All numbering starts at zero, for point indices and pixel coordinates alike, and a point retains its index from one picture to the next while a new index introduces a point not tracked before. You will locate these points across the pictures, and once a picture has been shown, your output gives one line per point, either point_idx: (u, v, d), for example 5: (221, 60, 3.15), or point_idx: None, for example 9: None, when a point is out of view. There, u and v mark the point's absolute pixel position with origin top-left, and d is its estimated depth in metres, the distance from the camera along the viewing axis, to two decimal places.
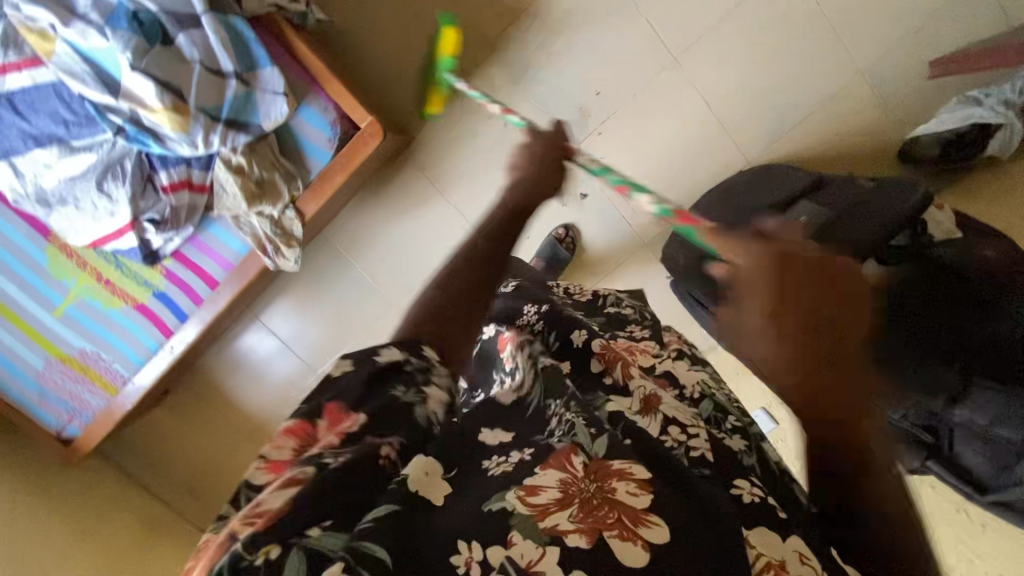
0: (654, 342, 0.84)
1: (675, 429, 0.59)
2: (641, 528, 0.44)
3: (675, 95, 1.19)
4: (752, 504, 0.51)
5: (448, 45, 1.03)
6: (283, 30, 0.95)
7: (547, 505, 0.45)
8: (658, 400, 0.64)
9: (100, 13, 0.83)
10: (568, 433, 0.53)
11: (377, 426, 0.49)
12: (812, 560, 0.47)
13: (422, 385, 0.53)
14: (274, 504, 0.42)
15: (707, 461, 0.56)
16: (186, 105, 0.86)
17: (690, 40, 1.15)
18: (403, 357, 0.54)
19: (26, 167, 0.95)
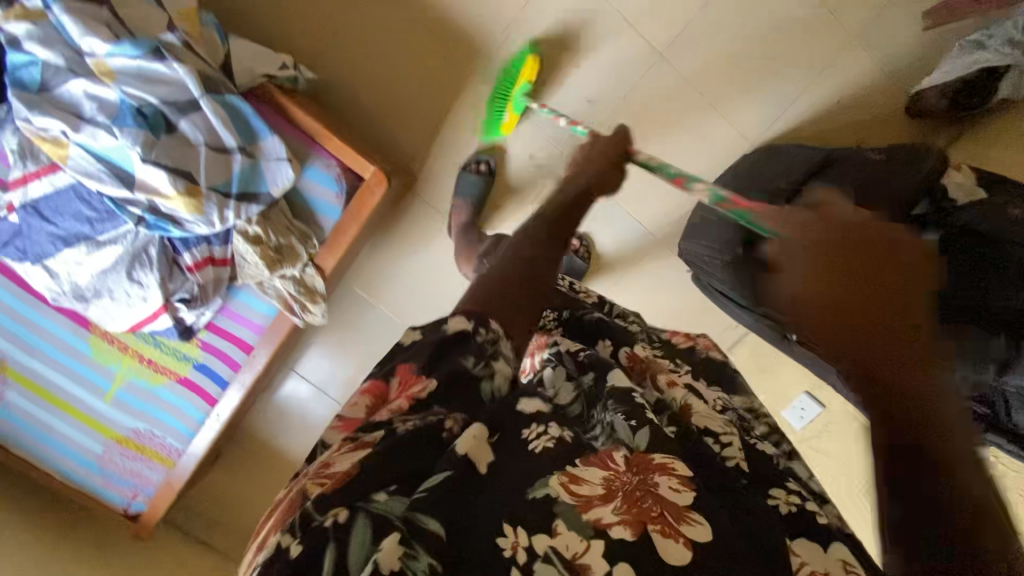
0: (666, 353, 0.81)
1: (712, 439, 0.56)
2: (684, 526, 0.44)
3: (665, 89, 1.19)
4: (791, 515, 0.50)
5: (528, 71, 1.12)
6: (277, 98, 0.98)
7: (590, 497, 0.45)
8: (689, 409, 0.63)
9: (106, 115, 0.87)
10: (609, 435, 0.54)
11: (443, 396, 0.50)
12: (857, 568, 0.45)
13: (490, 359, 0.52)
14: (342, 467, 0.43)
15: (743, 471, 0.54)
16: (198, 186, 0.89)
17: (672, 34, 1.15)
18: (470, 328, 0.52)
19: (59, 267, 0.99)
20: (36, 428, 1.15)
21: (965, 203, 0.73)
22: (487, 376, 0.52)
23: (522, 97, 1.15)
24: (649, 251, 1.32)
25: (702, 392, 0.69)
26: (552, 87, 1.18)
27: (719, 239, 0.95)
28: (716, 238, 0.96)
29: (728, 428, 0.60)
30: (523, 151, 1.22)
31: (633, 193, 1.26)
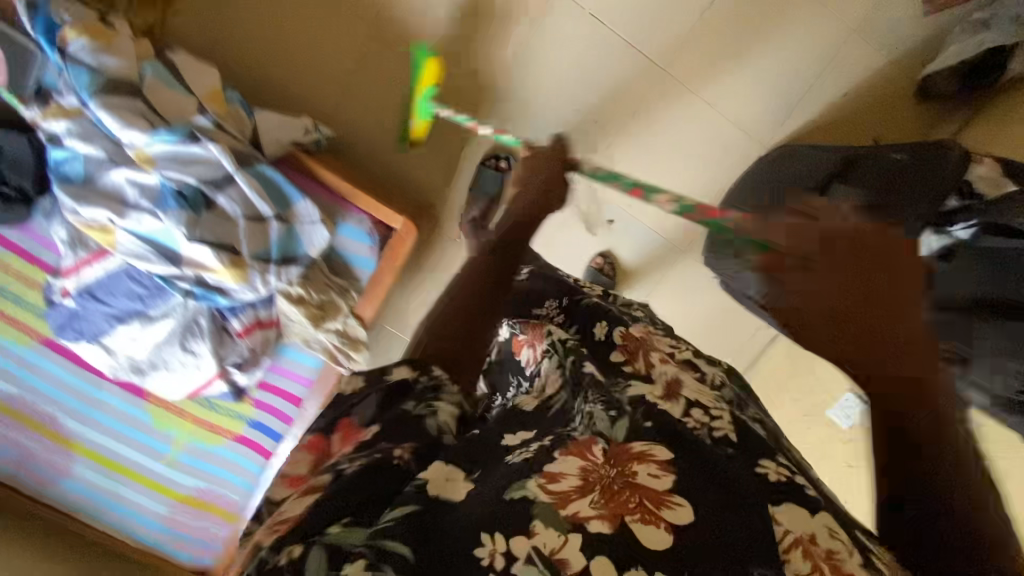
0: (667, 333, 0.81)
1: (698, 412, 0.56)
2: (664, 510, 0.44)
3: (673, 103, 1.21)
4: (781, 483, 0.48)
5: (427, 78, 1.12)
6: (305, 163, 1.02)
7: (568, 492, 0.44)
8: (681, 385, 0.61)
9: (149, 199, 0.91)
10: (587, 426, 0.52)
11: (392, 436, 0.57)
12: (843, 534, 0.44)
13: (429, 402, 0.62)
14: (292, 512, 0.50)
15: (731, 441, 0.53)
16: (242, 257, 0.93)
17: (674, 50, 1.18)
18: (412, 376, 0.67)
19: (116, 345, 1.04)
20: (107, 498, 1.20)
21: (995, 201, 0.74)
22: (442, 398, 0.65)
23: (427, 103, 1.12)
24: (674, 263, 1.34)
25: (699, 369, 0.70)
26: (559, 114, 1.20)
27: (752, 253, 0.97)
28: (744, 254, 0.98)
29: (718, 403, 0.59)
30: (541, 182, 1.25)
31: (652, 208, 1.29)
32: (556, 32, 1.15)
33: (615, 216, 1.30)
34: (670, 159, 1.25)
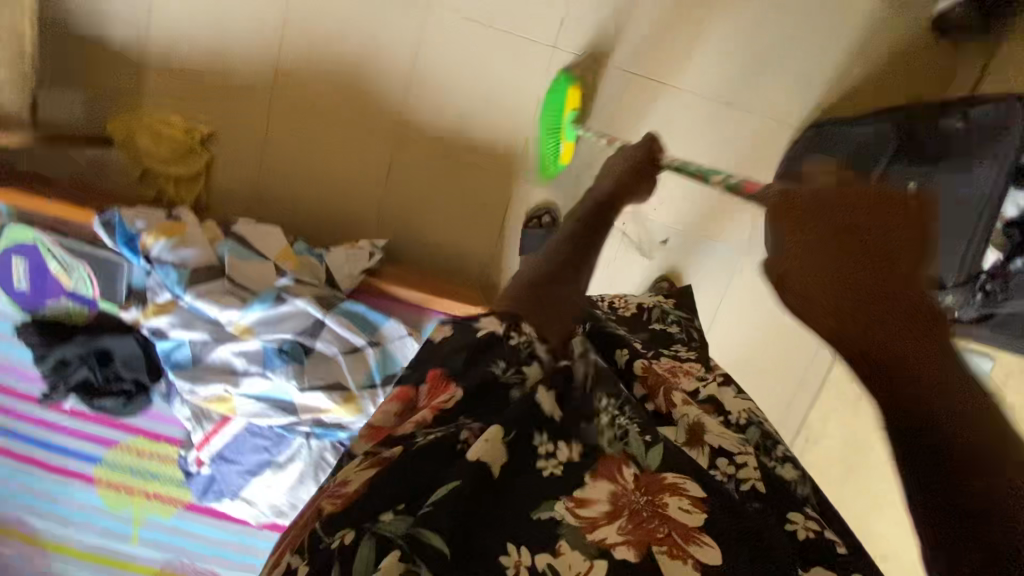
0: (700, 360, 0.71)
1: (723, 462, 0.53)
2: (691, 544, 0.44)
3: (690, 113, 1.22)
4: (808, 542, 0.47)
5: (570, 104, 1.17)
6: (379, 285, 1.08)
7: (595, 516, 0.46)
8: (703, 425, 0.56)
9: (256, 362, 0.99)
10: (618, 436, 0.51)
11: (468, 406, 0.57)
12: None
13: (519, 366, 0.60)
14: (356, 482, 0.49)
15: (758, 492, 0.51)
16: (351, 390, 1.00)
17: (677, 65, 1.19)
18: (504, 332, 0.63)
19: (254, 495, 1.11)
20: None
21: None
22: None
23: (570, 125, 1.17)
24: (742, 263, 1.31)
25: (726, 403, 0.62)
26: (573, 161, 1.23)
27: None
28: None
29: (744, 446, 0.55)
30: None
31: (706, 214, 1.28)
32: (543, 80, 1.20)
33: (668, 236, 1.29)
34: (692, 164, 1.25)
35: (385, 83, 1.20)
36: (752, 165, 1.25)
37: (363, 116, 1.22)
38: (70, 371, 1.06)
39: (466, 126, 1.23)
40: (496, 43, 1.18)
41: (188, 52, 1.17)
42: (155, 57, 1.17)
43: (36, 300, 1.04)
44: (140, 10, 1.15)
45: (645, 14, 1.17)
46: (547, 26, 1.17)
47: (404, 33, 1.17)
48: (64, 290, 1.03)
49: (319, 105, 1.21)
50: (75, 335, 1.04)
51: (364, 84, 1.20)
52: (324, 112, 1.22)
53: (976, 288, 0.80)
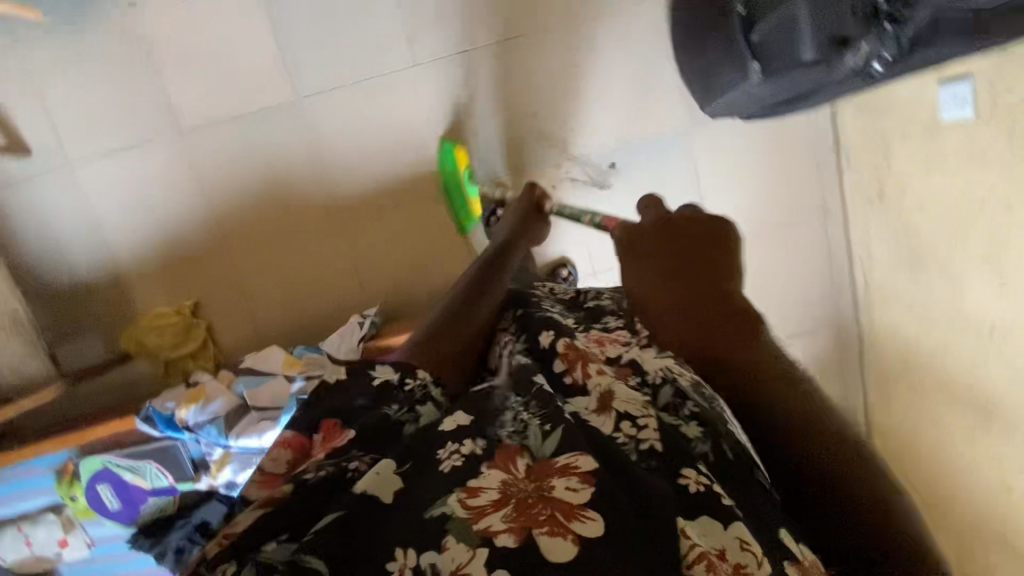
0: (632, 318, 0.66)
1: (627, 424, 0.45)
2: (574, 521, 0.36)
3: (561, 44, 1.23)
4: (700, 497, 0.40)
5: (462, 159, 1.25)
6: (382, 343, 1.13)
7: (484, 505, 0.38)
8: (613, 392, 0.48)
9: None
10: (519, 430, 0.44)
11: (365, 441, 0.47)
12: (753, 545, 0.37)
13: (415, 405, 0.52)
14: (242, 523, 0.41)
15: (657, 451, 0.43)
16: None
17: (524, 14, 1.22)
18: (399, 376, 0.54)
19: None
20: None
21: None
22: (428, 409, 0.52)
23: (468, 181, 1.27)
24: (696, 139, 1.27)
25: (644, 362, 0.54)
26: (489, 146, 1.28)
27: (736, 84, 0.95)
28: (745, 96, 0.97)
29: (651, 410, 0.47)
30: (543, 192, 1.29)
31: (636, 120, 1.26)
32: (423, 95, 1.25)
33: (614, 157, 1.28)
34: (593, 83, 1.24)
35: (302, 179, 1.29)
36: (644, 50, 1.23)
37: (301, 216, 1.30)
38: (188, 554, 1.15)
39: (386, 173, 1.29)
40: (367, 91, 1.25)
41: (143, 250, 1.31)
42: (123, 268, 1.31)
43: (131, 511, 1.15)
44: (92, 241, 1.30)
45: None
46: (399, 49, 1.23)
47: (291, 131, 1.26)
48: (147, 491, 1.14)
49: (261, 228, 1.31)
50: (174, 523, 1.15)
51: (286, 190, 1.29)
52: (269, 231, 1.31)
53: (881, 24, 0.75)
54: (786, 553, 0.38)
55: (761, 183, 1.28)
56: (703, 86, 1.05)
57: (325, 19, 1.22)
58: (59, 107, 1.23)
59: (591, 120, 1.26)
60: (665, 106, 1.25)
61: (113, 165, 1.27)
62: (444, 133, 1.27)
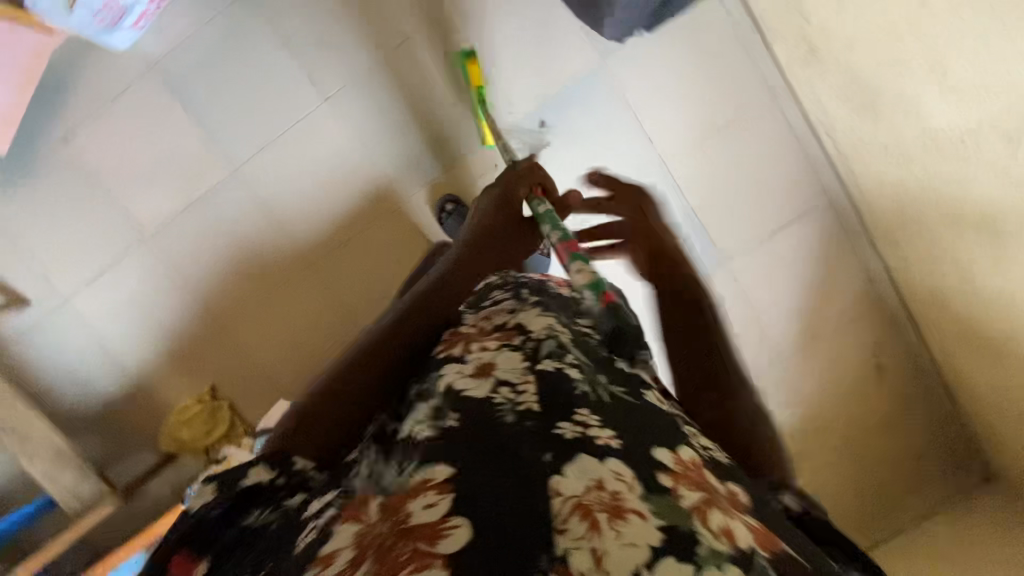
0: (513, 280, 0.68)
1: (506, 389, 0.49)
2: (438, 542, 0.38)
3: (451, 29, 1.25)
4: (574, 441, 0.44)
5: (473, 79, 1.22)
6: None
7: (345, 566, 0.40)
8: (494, 364, 0.53)
9: None
10: (371, 475, 0.46)
11: (224, 563, 0.46)
12: (627, 476, 0.42)
13: (285, 499, 0.50)
14: None
15: (535, 411, 0.47)
16: None
17: (406, 17, 1.25)
18: (268, 476, 0.51)
19: None
20: None
21: None
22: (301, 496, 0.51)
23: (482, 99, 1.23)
24: (612, 67, 1.25)
25: (528, 324, 0.57)
26: (420, 147, 1.30)
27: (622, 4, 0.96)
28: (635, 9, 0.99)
29: (529, 372, 0.51)
30: (487, 167, 1.31)
31: (546, 72, 1.25)
32: (342, 124, 1.29)
33: (540, 115, 1.27)
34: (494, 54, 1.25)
35: (264, 242, 1.34)
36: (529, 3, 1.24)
37: (275, 278, 1.36)
38: None
39: (338, 209, 1.32)
40: (291, 139, 1.29)
41: (151, 357, 1.39)
42: (140, 378, 1.39)
43: None
44: (105, 364, 1.38)
45: (351, 11, 1.25)
46: (306, 91, 1.27)
47: (239, 202, 1.32)
48: None
49: (245, 299, 1.37)
50: None
51: (255, 257, 1.35)
52: (253, 301, 1.37)
53: None
54: (659, 466, 0.44)
55: (693, 88, 1.25)
56: (599, 27, 1.07)
57: (231, 87, 1.27)
58: (38, 253, 1.33)
59: (505, 85, 1.26)
60: (570, 50, 1.25)
61: (99, 288, 1.36)
62: (375, 152, 1.30)
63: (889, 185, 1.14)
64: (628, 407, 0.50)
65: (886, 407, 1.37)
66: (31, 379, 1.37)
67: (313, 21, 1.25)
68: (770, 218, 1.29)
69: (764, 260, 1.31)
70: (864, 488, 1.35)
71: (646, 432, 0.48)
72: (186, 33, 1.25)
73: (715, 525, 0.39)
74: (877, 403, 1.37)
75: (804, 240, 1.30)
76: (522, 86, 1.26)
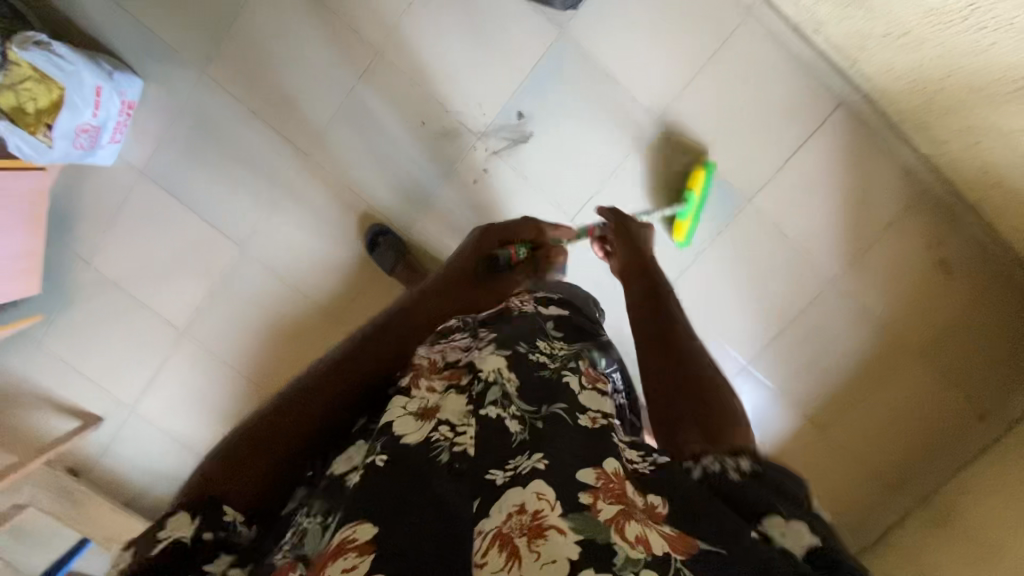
0: (472, 326, 0.75)
1: (445, 428, 0.56)
2: None
3: (402, 52, 1.23)
4: (502, 484, 0.48)
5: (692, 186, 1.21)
6: None
7: None
8: (438, 406, 0.59)
9: None
10: (294, 542, 0.51)
11: None
12: (549, 494, 0.45)
13: (207, 560, 0.50)
14: None
15: (468, 453, 0.53)
16: None
17: (355, 54, 1.23)
18: (190, 531, 0.50)
19: None
20: None
21: None
22: (227, 556, 0.51)
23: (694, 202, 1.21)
24: (574, 38, 1.19)
25: (480, 363, 0.62)
26: (406, 176, 1.29)
27: None
28: None
29: (468, 412, 0.58)
30: (474, 170, 1.27)
31: (510, 65, 1.21)
32: (326, 173, 1.29)
33: (515, 109, 1.23)
34: (450, 64, 1.22)
35: (290, 309, 1.37)
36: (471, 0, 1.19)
37: (310, 340, 1.39)
38: None
39: (348, 258, 1.34)
40: (285, 204, 1.31)
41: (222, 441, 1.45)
42: None
43: None
44: (183, 458, 1.46)
45: (302, 65, 1.24)
46: (285, 155, 1.29)
47: (256, 277, 1.35)
48: None
49: (288, 366, 1.40)
50: None
51: (286, 325, 1.38)
52: (296, 367, 1.41)
53: None
54: (581, 486, 0.46)
55: (664, 30, 1.17)
56: None
57: (216, 171, 1.30)
58: (92, 373, 1.41)
59: (473, 92, 1.23)
60: (527, 33, 1.20)
61: (155, 390, 1.42)
62: (365, 193, 1.30)
63: (905, 74, 1.04)
64: (556, 429, 0.53)
65: (957, 320, 1.26)
66: (119, 488, 1.46)
67: (270, 83, 1.25)
68: (781, 143, 1.21)
69: (786, 189, 1.23)
70: (870, 469, 1.33)
71: (582, 451, 0.50)
72: (158, 130, 1.28)
73: (631, 535, 0.42)
74: (905, 376, 1.29)
75: (824, 155, 1.21)
76: (491, 86, 1.23)
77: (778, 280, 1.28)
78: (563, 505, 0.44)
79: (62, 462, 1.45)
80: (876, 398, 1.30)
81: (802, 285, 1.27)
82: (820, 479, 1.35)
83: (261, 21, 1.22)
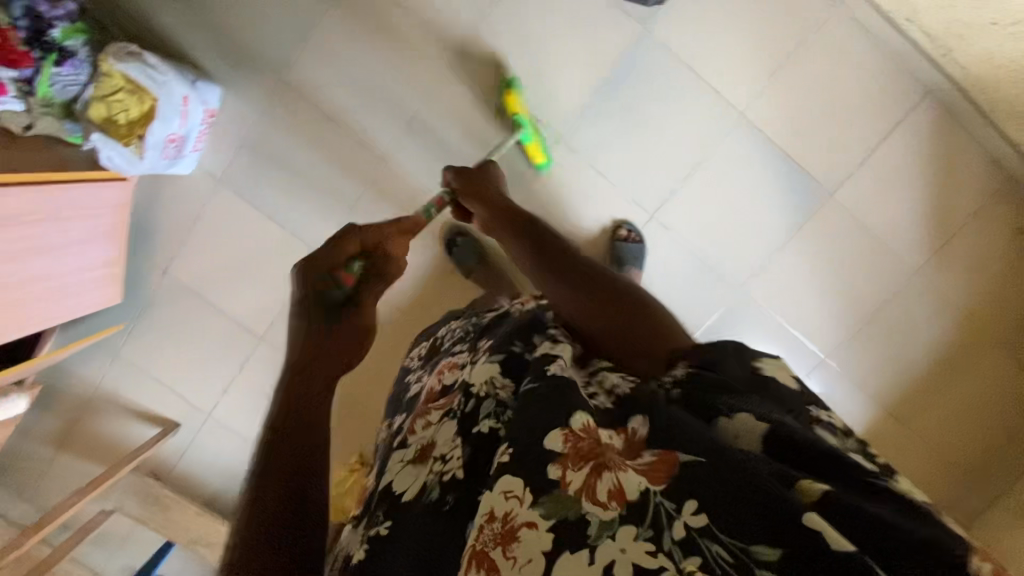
0: (464, 351, 0.78)
1: (437, 463, 0.61)
2: None
3: (482, 54, 1.22)
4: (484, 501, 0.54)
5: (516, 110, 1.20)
6: None
7: None
8: (432, 441, 0.64)
9: None
10: None
11: None
12: (515, 490, 0.50)
13: None
14: None
15: (457, 479, 0.58)
16: None
17: (433, 56, 1.23)
18: None
19: None
20: None
21: None
22: None
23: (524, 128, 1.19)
24: (657, 35, 1.18)
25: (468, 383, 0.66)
26: None
27: None
28: None
29: (454, 439, 0.62)
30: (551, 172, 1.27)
31: (591, 63, 1.20)
32: (403, 174, 1.29)
33: (595, 108, 1.22)
34: (530, 65, 1.22)
35: None
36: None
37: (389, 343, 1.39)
38: None
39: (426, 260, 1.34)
40: (363, 208, 1.31)
41: None
42: None
43: None
44: None
45: (381, 68, 1.23)
46: (363, 159, 1.28)
47: None
48: None
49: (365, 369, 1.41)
50: None
51: None
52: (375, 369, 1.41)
53: None
54: (548, 460, 0.50)
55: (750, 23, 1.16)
56: None
57: (294, 177, 1.29)
58: (172, 380, 1.42)
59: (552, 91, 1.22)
60: (607, 29, 1.19)
61: (234, 396, 1.43)
62: None
63: (1005, 62, 1.04)
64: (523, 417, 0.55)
65: None
66: (200, 492, 1.48)
67: (349, 88, 1.24)
68: (868, 135, 1.20)
69: (871, 181, 1.22)
70: (963, 458, 1.33)
71: (538, 427, 0.53)
72: (237, 138, 1.27)
73: (601, 494, 0.47)
74: (984, 368, 1.29)
75: (912, 146, 1.20)
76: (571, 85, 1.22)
77: (862, 273, 1.27)
78: (528, 492, 0.49)
79: (145, 468, 1.47)
80: (965, 389, 1.30)
81: (887, 278, 1.27)
82: (911, 471, 1.34)
83: (338, 23, 1.21)
